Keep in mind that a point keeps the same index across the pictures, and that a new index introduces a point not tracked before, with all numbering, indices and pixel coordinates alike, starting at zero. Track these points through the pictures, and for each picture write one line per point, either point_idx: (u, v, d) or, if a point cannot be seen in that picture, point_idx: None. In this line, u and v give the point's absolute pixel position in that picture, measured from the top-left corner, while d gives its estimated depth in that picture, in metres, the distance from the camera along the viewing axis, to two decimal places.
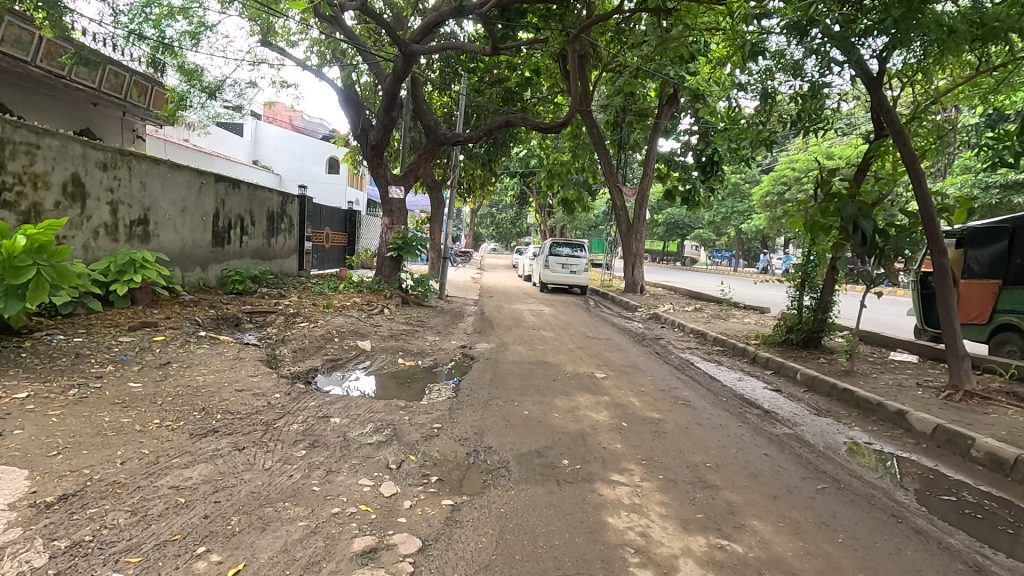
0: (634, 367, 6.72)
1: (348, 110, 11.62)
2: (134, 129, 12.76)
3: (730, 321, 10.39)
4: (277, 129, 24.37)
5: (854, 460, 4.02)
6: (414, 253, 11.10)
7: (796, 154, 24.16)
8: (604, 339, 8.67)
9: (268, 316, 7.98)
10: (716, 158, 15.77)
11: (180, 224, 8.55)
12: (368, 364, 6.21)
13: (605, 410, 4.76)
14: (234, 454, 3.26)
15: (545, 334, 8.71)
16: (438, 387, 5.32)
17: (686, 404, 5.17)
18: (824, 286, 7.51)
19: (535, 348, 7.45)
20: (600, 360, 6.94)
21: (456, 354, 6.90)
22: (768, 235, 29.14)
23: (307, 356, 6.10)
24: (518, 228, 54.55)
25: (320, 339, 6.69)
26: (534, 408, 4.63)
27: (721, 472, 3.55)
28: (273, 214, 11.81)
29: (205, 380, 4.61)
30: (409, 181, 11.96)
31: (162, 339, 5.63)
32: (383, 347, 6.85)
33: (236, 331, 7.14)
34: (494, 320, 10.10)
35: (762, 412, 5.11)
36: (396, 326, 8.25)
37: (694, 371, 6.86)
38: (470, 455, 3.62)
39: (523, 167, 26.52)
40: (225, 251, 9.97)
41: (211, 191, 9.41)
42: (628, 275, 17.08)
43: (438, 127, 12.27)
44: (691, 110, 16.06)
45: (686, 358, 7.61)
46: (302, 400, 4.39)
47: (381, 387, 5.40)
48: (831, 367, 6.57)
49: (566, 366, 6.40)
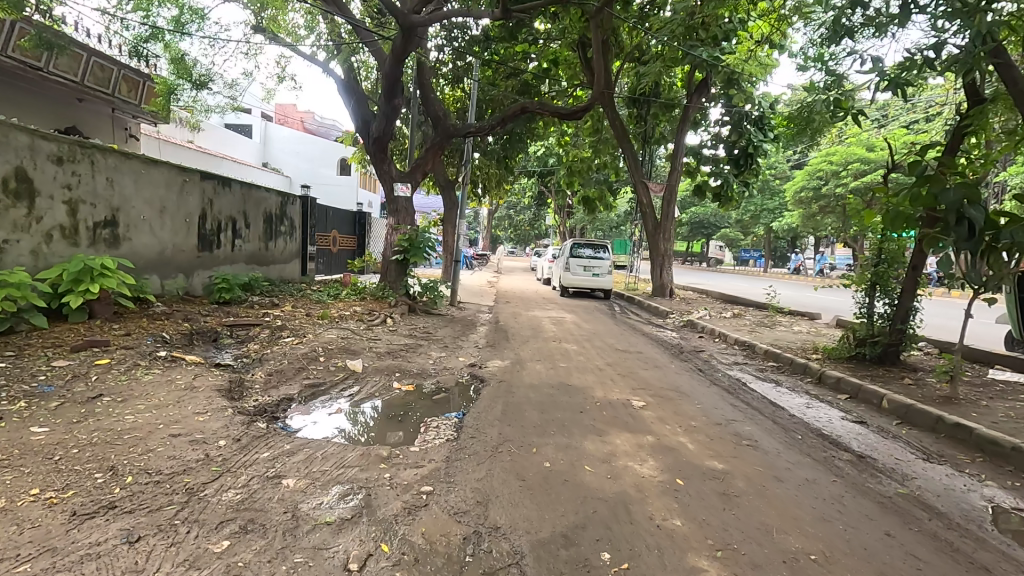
0: (678, 391, 5.56)
1: (348, 99, 10.53)
2: (125, 127, 12.02)
3: (777, 329, 9.15)
4: (288, 131, 23.69)
5: (1014, 542, 2.84)
6: (422, 255, 10.00)
7: (832, 146, 22.66)
8: (636, 354, 7.51)
9: (251, 330, 7.02)
10: (751, 150, 14.48)
11: (157, 227, 7.67)
12: (358, 390, 5.15)
13: (651, 460, 3.62)
14: (119, 553, 2.22)
15: (568, 347, 7.62)
16: (441, 424, 4.23)
17: (753, 446, 4.01)
18: (902, 290, 6.29)
19: (557, 366, 6.34)
20: (636, 382, 5.80)
21: (464, 375, 5.83)
22: (801, 232, 27.54)
23: (283, 382, 5.08)
24: (535, 229, 53.51)
25: (303, 358, 5.67)
26: (558, 459, 3.53)
27: (836, 571, 2.42)
28: (271, 216, 10.93)
29: (135, 421, 3.59)
30: (417, 179, 10.98)
31: (106, 363, 4.66)
32: (378, 368, 5.79)
33: (211, 349, 6.18)
34: (510, 331, 9.05)
35: (855, 457, 3.93)
36: (396, 339, 7.21)
37: (748, 395, 5.66)
38: (468, 543, 2.54)
39: (540, 166, 25.55)
40: (214, 256, 9.10)
41: (196, 190, 8.53)
42: (656, 278, 15.83)
43: (447, 119, 11.25)
44: (721, 98, 14.87)
45: (735, 377, 6.42)
46: (254, 449, 3.35)
47: (370, 423, 4.36)
48: (924, 391, 5.32)
49: (594, 392, 5.28)
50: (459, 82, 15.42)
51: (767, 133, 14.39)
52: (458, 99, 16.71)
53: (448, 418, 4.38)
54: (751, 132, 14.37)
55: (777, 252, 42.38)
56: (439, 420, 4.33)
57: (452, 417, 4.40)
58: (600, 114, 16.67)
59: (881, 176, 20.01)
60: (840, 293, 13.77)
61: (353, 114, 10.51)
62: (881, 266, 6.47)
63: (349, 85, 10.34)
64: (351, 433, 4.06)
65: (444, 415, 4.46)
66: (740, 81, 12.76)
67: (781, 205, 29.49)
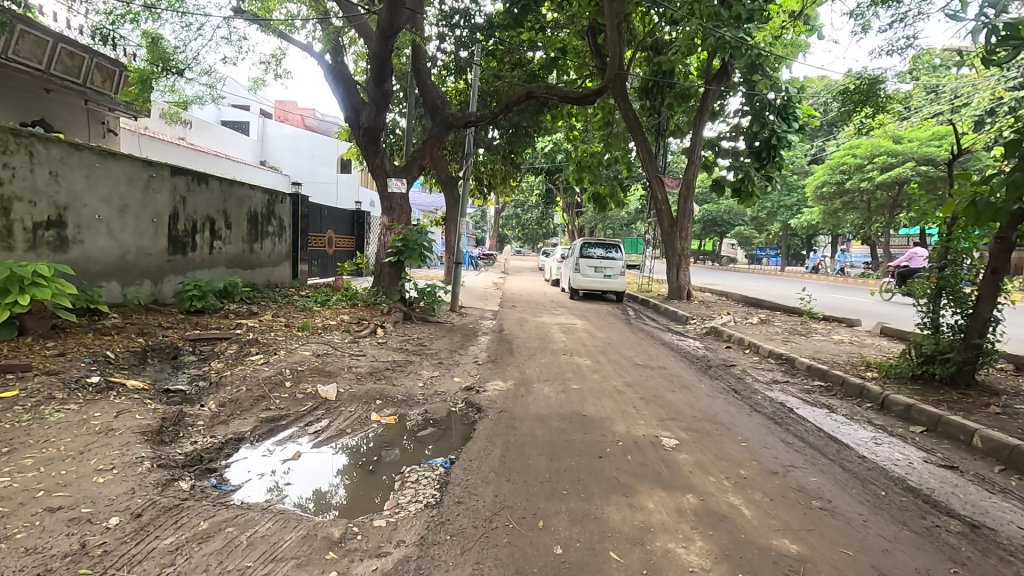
0: (716, 422, 4.60)
1: (337, 86, 9.57)
2: (102, 121, 11.23)
3: (815, 339, 8.14)
4: (287, 127, 22.88)
5: None
6: (418, 257, 9.03)
7: (855, 138, 21.53)
8: (659, 370, 6.53)
9: (217, 345, 6.16)
10: (774, 142, 13.60)
11: (116, 227, 6.83)
12: (326, 425, 4.22)
13: (698, 539, 2.66)
14: None
15: (582, 363, 6.67)
16: (425, 478, 3.31)
17: (829, 511, 3.05)
18: (977, 298, 5.28)
19: (568, 389, 5.39)
20: (663, 411, 4.84)
21: (458, 402, 4.89)
22: (822, 229, 26.38)
23: (236, 415, 4.17)
24: (543, 228, 52.44)
25: (265, 383, 4.73)
26: (573, 541, 2.58)
27: None
28: (255, 215, 10.07)
29: (7, 487, 2.69)
30: (414, 173, 10.00)
31: (13, 396, 3.77)
32: (356, 395, 4.85)
33: (164, 371, 5.30)
34: (516, 341, 8.11)
35: (969, 528, 2.95)
36: (383, 355, 6.29)
37: (800, 426, 4.68)
38: None
39: (549, 162, 24.61)
40: (188, 259, 8.27)
41: (165, 186, 7.69)
42: (673, 279, 14.82)
43: (445, 107, 10.32)
44: (743, 87, 13.87)
45: (779, 401, 5.44)
46: (154, 532, 2.43)
47: (350, 455, 3.78)
48: (1021, 425, 4.32)
49: (616, 426, 4.33)
50: (462, 74, 14.50)
51: (792, 123, 13.57)
52: (461, 92, 15.77)
53: (435, 467, 3.48)
54: (775, 123, 13.40)
55: (794, 250, 40.98)
56: (424, 471, 3.41)
57: (440, 466, 3.49)
58: (611, 106, 15.72)
59: (910, 169, 18.96)
60: (892, 296, 12.95)
61: (343, 103, 9.59)
62: (948, 269, 5.48)
63: (337, 72, 9.41)
64: (351, 444, 3.95)
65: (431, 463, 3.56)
66: (764, 66, 11.66)
67: (800, 200, 28.29)
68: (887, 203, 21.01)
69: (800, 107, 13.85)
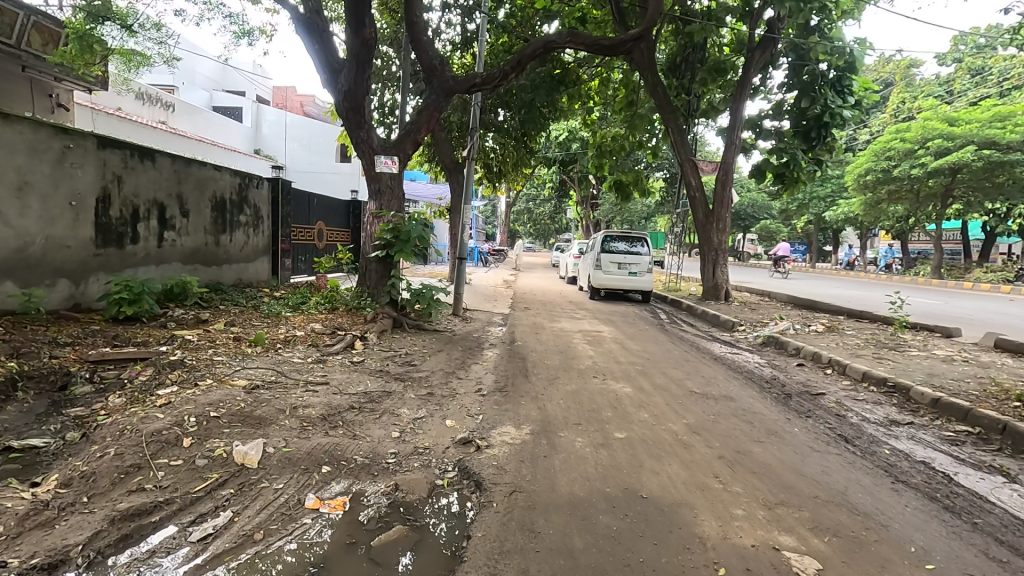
0: (859, 514, 2.85)
1: (310, 42, 7.79)
2: (49, 93, 9.76)
3: (915, 356, 6.32)
4: (283, 114, 21.36)
5: None
6: (410, 253, 7.37)
7: (904, 122, 19.42)
8: (728, 404, 4.78)
9: (129, 366, 4.55)
10: (827, 119, 11.66)
11: (9, 212, 5.25)
12: (226, 524, 2.56)
13: None
14: None
15: (622, 392, 4.93)
16: (426, 505, 2.82)
17: None
18: None
19: (610, 442, 3.68)
20: (764, 487, 3.10)
21: (448, 471, 3.20)
22: (861, 222, 24.21)
23: (75, 508, 2.52)
24: (555, 221, 50.40)
25: (149, 442, 3.07)
26: None
27: None
28: (220, 201, 8.43)
29: None
30: (406, 150, 8.32)
31: None
32: (294, 458, 3.18)
33: (36, 412, 3.74)
34: (530, 356, 6.41)
35: None
36: (351, 385, 4.57)
37: (996, 519, 2.90)
38: None
39: (564, 152, 22.93)
40: (126, 253, 6.67)
41: (91, 160, 6.12)
42: (708, 277, 13.04)
43: (444, 68, 8.54)
44: (788, 57, 12.02)
45: (924, 462, 3.68)
46: None
47: (301, 526, 2.59)
48: None
49: (707, 529, 2.58)
50: (469, 47, 12.87)
51: (846, 97, 11.74)
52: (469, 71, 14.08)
53: (445, 509, 2.78)
54: (827, 96, 11.49)
55: (820, 245, 38.54)
56: (433, 510, 2.77)
57: (449, 507, 2.81)
58: (635, 83, 13.79)
59: (969, 152, 16.93)
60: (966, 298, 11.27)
61: (319, 64, 7.90)
62: None
63: (308, 24, 7.66)
64: (282, 527, 2.56)
65: (438, 495, 2.92)
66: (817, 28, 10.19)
67: (837, 190, 26.14)
68: (939, 191, 18.79)
69: (857, 80, 11.96)
